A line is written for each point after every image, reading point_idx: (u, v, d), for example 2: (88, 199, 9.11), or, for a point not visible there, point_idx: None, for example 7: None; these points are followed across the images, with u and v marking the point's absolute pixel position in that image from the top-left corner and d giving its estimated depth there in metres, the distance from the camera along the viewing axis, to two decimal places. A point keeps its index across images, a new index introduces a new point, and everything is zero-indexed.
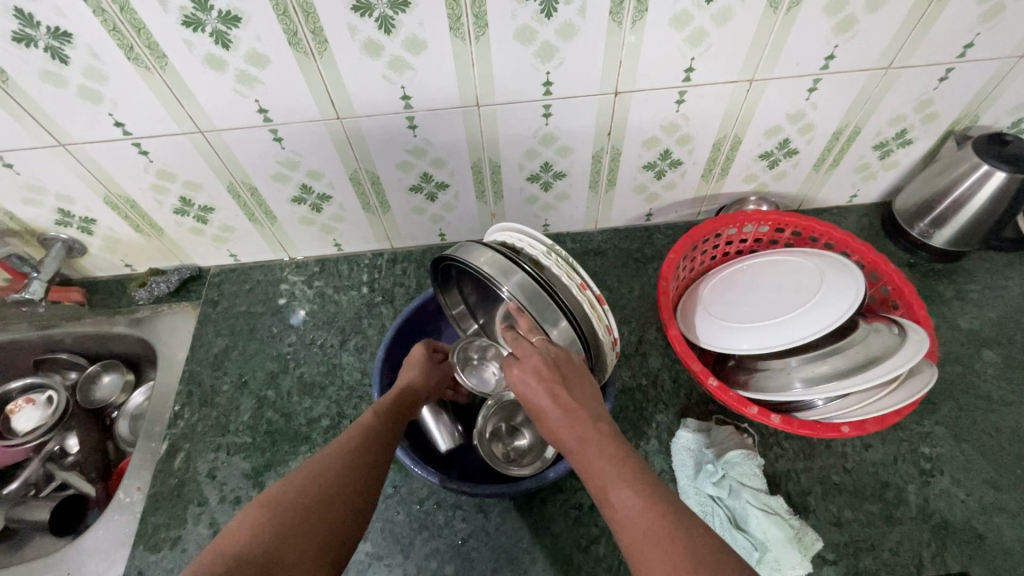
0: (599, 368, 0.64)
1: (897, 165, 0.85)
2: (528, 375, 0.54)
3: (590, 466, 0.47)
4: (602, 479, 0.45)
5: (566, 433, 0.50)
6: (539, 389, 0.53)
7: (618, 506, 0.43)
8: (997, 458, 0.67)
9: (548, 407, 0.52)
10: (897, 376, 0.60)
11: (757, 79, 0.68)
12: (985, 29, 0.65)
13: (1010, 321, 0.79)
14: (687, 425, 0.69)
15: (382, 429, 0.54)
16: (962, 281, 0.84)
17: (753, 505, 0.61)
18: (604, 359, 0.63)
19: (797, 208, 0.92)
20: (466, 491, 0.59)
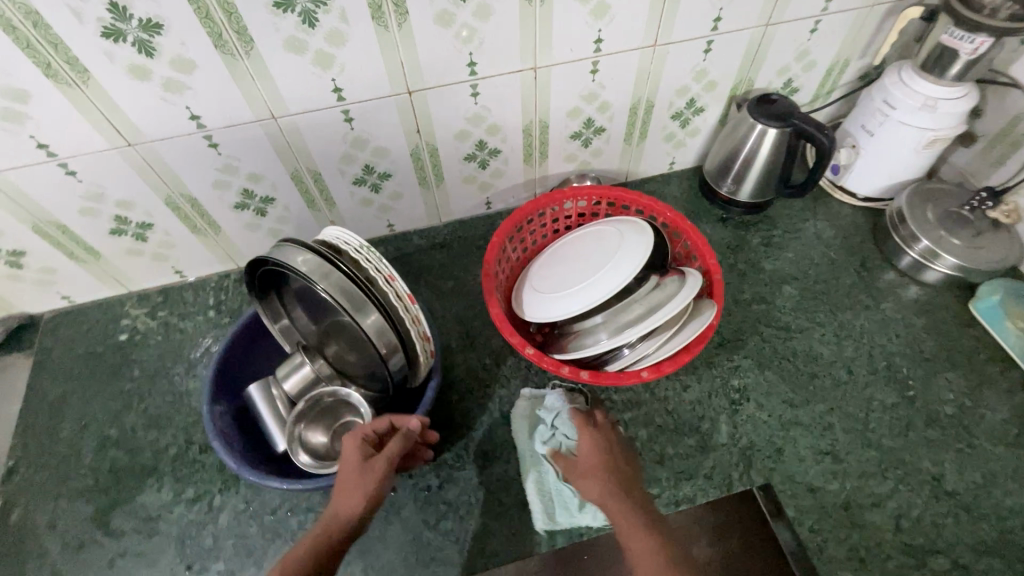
0: (414, 370, 0.66)
1: (700, 131, 0.93)
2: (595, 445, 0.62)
3: (626, 524, 0.54)
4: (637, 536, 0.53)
5: (604, 492, 0.57)
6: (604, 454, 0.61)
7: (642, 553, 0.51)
8: (793, 379, 0.76)
9: (609, 461, 0.60)
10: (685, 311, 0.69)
11: (540, 66, 0.74)
12: (727, 4, 0.73)
13: (806, 258, 0.89)
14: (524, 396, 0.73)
15: None
16: (767, 228, 0.93)
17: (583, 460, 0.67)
18: (419, 361, 0.65)
19: (625, 181, 0.99)
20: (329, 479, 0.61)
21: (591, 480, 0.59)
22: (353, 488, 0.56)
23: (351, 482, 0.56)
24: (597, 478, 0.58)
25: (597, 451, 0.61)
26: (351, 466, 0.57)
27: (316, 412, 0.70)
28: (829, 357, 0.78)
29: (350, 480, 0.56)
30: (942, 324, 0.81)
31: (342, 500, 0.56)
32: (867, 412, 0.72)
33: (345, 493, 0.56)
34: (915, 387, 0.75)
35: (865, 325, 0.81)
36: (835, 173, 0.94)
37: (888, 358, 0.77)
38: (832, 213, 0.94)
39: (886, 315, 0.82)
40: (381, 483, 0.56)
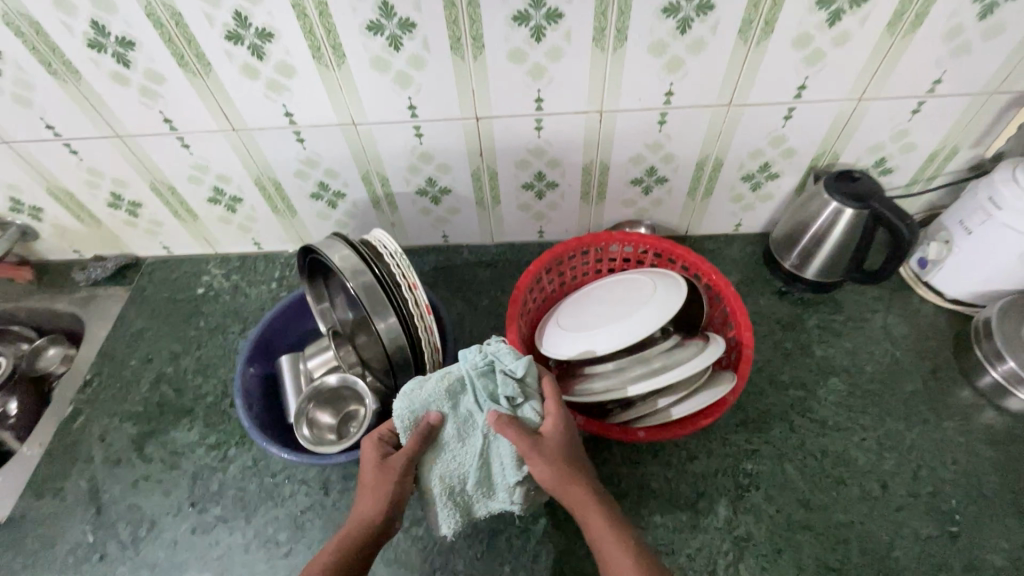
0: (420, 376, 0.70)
1: (772, 198, 0.89)
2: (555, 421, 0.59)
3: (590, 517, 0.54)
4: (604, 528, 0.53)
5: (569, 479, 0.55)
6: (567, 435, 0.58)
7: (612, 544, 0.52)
8: (815, 479, 0.70)
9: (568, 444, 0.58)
10: (700, 377, 0.67)
11: (606, 110, 0.75)
12: (813, 73, 0.70)
13: (864, 352, 0.81)
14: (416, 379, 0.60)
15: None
16: (828, 311, 0.87)
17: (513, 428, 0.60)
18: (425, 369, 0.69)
19: (684, 234, 0.97)
20: (323, 460, 0.65)
21: (548, 461, 0.55)
22: (374, 495, 0.55)
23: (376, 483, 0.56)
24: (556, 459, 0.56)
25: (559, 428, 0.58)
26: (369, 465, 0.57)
27: (330, 395, 0.77)
28: (864, 465, 0.70)
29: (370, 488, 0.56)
30: (1015, 462, 0.70)
31: (366, 506, 0.55)
32: (893, 538, 0.65)
33: (368, 500, 0.56)
34: (961, 523, 0.66)
35: (917, 440, 0.72)
36: (922, 267, 0.86)
37: (935, 484, 0.68)
38: (909, 309, 0.85)
39: (946, 436, 0.72)
40: (402, 488, 0.56)
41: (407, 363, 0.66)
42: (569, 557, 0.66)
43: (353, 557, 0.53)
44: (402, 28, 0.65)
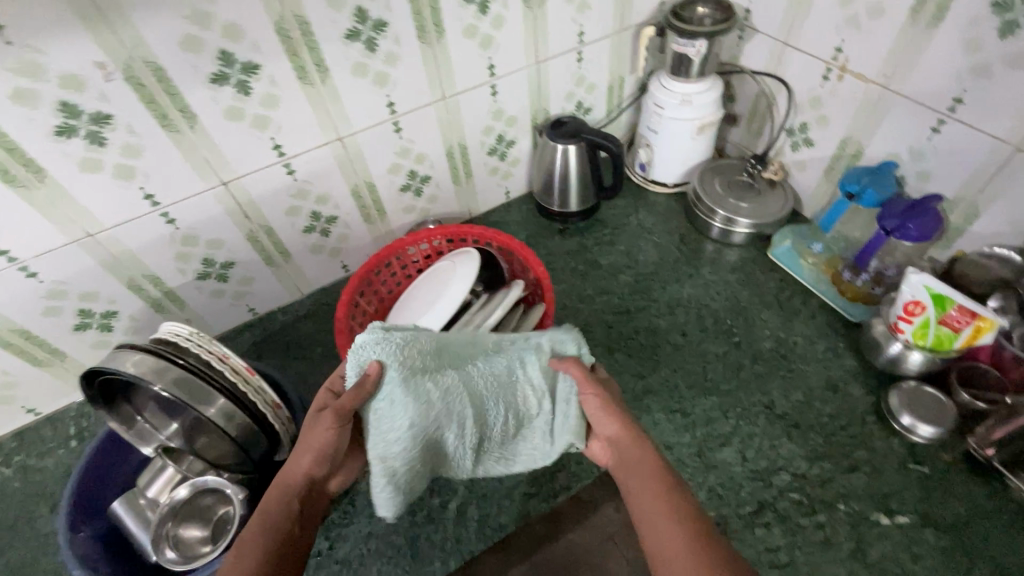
0: (277, 440, 0.70)
1: (519, 160, 1.05)
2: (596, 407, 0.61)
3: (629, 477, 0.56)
4: (640, 494, 0.54)
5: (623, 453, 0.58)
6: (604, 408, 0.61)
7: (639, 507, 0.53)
8: (638, 353, 0.85)
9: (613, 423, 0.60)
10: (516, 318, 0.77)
11: (344, 135, 0.81)
12: (492, 53, 0.85)
13: (633, 248, 1.00)
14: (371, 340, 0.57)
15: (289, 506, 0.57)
16: (599, 229, 1.05)
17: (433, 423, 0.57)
18: (277, 428, 0.69)
19: (470, 217, 1.08)
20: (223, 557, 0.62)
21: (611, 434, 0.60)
22: (303, 454, 0.59)
23: (314, 427, 0.59)
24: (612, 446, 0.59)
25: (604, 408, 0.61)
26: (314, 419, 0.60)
27: (189, 507, 0.71)
28: (666, 327, 0.88)
29: (301, 446, 0.59)
30: (752, 276, 0.94)
31: (297, 463, 0.59)
32: (703, 366, 0.83)
33: (300, 454, 0.59)
34: (738, 333, 0.86)
35: (690, 292, 0.92)
36: (644, 169, 1.08)
37: (713, 315, 0.89)
38: (650, 203, 1.08)
39: (707, 280, 0.94)
40: (340, 432, 0.59)
41: (257, 431, 0.66)
42: (487, 521, 0.71)
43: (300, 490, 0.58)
44: (96, 122, 0.63)
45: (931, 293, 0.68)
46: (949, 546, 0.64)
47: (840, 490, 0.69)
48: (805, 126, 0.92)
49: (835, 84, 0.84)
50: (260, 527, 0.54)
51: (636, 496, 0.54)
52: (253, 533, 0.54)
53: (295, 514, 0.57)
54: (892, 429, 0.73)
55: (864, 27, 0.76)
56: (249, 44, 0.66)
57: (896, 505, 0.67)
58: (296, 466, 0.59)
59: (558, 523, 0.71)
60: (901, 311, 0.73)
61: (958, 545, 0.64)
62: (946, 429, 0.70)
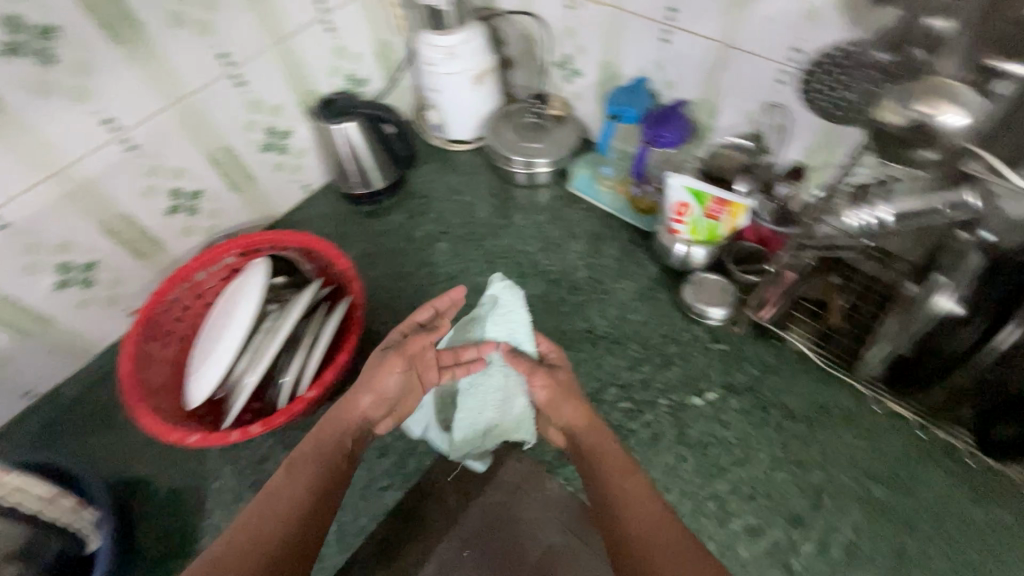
0: (66, 533, 0.60)
1: (305, 150, 0.97)
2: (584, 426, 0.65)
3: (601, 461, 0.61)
4: (649, 504, 0.56)
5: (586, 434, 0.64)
6: (570, 397, 0.66)
7: (642, 525, 0.54)
8: (467, 316, 0.86)
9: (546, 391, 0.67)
10: (320, 317, 0.73)
11: (59, 168, 0.69)
12: (218, 40, 0.76)
13: (446, 213, 0.99)
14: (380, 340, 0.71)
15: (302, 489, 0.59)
16: (410, 201, 1.02)
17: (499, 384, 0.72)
18: (60, 520, 0.60)
19: (270, 222, 1.00)
20: None
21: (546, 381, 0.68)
22: (343, 417, 0.65)
23: (371, 369, 0.67)
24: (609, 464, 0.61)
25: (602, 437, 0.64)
26: (376, 360, 0.68)
27: None
28: (488, 283, 0.90)
29: (362, 388, 0.66)
30: (559, 212, 0.97)
31: (351, 406, 0.66)
32: (528, 311, 0.86)
33: (353, 400, 0.66)
34: (554, 269, 0.90)
35: (506, 243, 0.94)
36: (440, 131, 1.05)
37: (530, 259, 0.92)
38: (455, 163, 1.06)
39: (520, 226, 0.96)
40: (395, 373, 0.67)
41: (30, 534, 0.58)
42: (346, 528, 0.70)
43: (320, 477, 0.60)
44: None
45: (689, 191, 0.76)
46: (748, 405, 0.74)
47: (659, 386, 0.76)
48: (568, 57, 0.95)
49: (578, 12, 0.87)
50: (288, 479, 0.59)
51: (637, 517, 0.55)
52: (282, 484, 0.59)
53: (324, 471, 0.61)
54: (692, 319, 0.81)
55: None
56: None
57: (704, 385, 0.76)
58: (357, 404, 0.66)
59: (415, 506, 0.72)
60: (673, 214, 0.80)
61: (755, 402, 0.74)
62: (731, 307, 0.79)
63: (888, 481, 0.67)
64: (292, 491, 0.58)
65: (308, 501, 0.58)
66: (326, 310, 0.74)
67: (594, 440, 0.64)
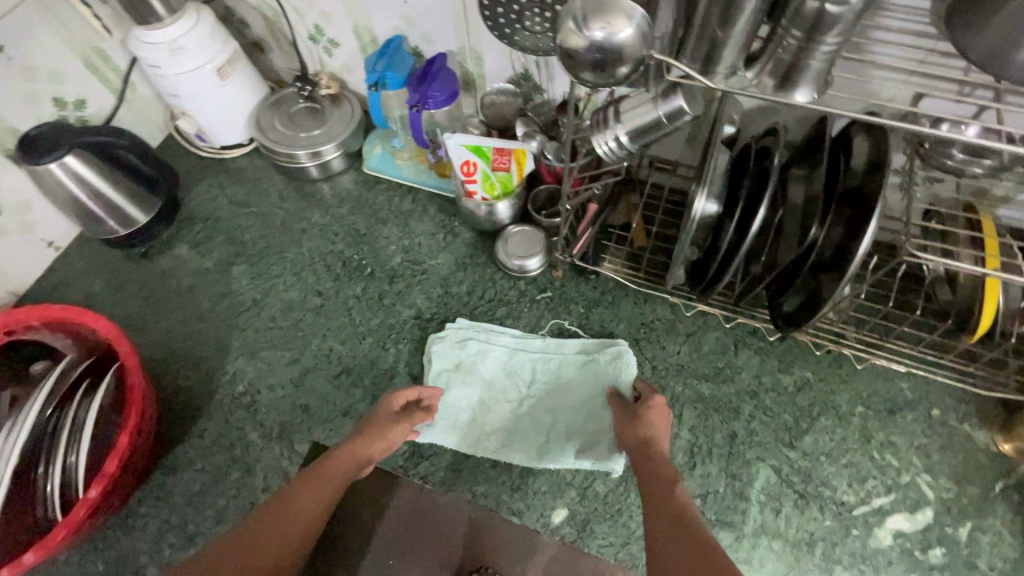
0: None
1: (30, 202, 0.79)
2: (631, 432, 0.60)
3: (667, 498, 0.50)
4: (680, 510, 0.48)
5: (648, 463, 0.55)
6: (655, 460, 0.55)
7: (661, 524, 0.47)
8: (284, 339, 0.78)
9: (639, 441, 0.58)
10: (77, 395, 0.62)
11: None
12: None
13: (237, 231, 0.88)
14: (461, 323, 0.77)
15: (309, 505, 0.55)
16: (189, 228, 0.88)
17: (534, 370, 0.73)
18: None
19: (14, 298, 0.82)
20: None
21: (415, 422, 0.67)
22: (356, 455, 0.60)
23: (386, 423, 0.63)
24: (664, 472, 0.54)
25: (658, 437, 0.59)
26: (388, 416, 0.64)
27: None
28: (300, 297, 0.81)
29: (373, 433, 0.62)
30: (362, 200, 0.90)
31: (365, 450, 0.61)
32: (349, 315, 0.79)
33: (363, 443, 0.61)
34: (369, 263, 0.84)
35: (312, 247, 0.86)
36: (204, 140, 0.92)
37: (341, 258, 0.84)
38: (234, 172, 0.93)
39: (321, 225, 0.88)
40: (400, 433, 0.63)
41: None
42: None
43: (322, 503, 0.56)
44: None
45: (468, 148, 0.73)
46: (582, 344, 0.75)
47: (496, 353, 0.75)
48: (319, 28, 0.85)
49: None
50: (298, 496, 0.55)
51: (655, 520, 0.47)
52: (291, 500, 0.55)
53: (331, 498, 0.57)
54: (514, 276, 0.80)
55: None
56: None
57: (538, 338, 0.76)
58: (367, 446, 0.61)
59: None
60: (463, 176, 0.76)
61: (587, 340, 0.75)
62: (545, 255, 0.78)
63: (711, 375, 0.72)
64: (305, 498, 0.55)
65: (309, 509, 0.55)
66: (82, 384, 0.63)
67: (645, 435, 0.59)
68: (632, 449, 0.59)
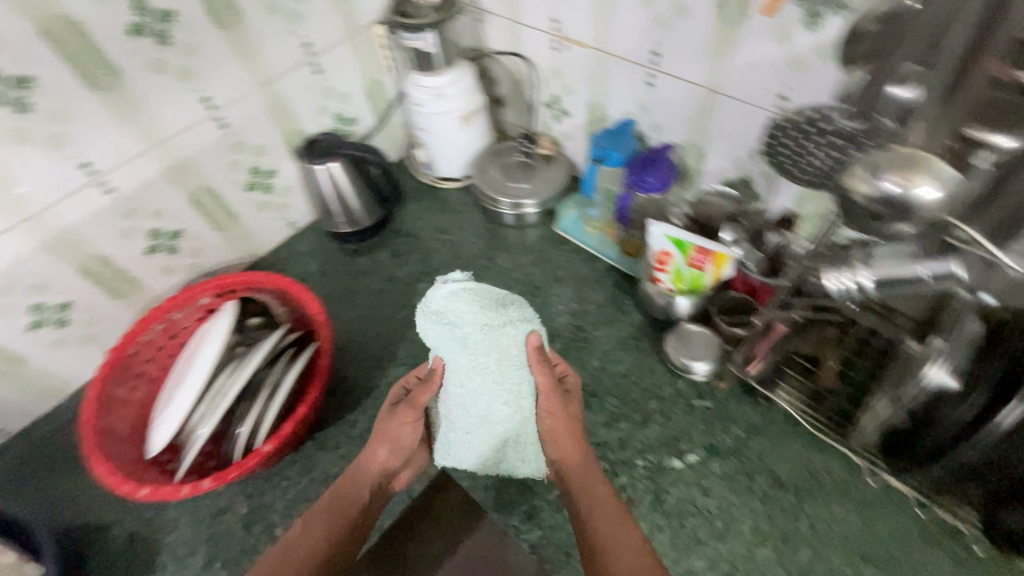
0: None
1: (290, 189, 0.96)
2: (552, 415, 0.61)
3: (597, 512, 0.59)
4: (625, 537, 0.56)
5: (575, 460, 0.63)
6: (573, 459, 0.63)
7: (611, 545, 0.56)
8: None
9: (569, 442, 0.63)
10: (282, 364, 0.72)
11: (34, 212, 0.69)
12: (201, 85, 0.77)
13: (431, 252, 0.98)
14: (460, 275, 0.54)
15: (333, 522, 0.62)
16: (393, 240, 1.00)
17: (491, 358, 0.52)
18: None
19: (255, 258, 0.99)
20: None
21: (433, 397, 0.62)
22: (365, 470, 0.65)
23: (388, 423, 0.66)
24: (599, 496, 0.61)
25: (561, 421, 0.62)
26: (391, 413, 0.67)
27: None
28: None
29: (376, 439, 0.66)
30: (545, 254, 0.95)
31: (374, 459, 0.66)
32: None
33: (368, 459, 0.66)
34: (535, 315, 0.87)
35: (488, 286, 0.92)
36: (430, 169, 1.05)
37: None
38: (443, 202, 1.05)
39: (502, 268, 0.94)
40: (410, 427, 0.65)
41: None
42: None
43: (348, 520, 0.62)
44: None
45: (671, 240, 0.72)
46: (732, 470, 0.69)
47: (638, 445, 0.72)
48: (557, 97, 0.93)
49: (564, 53, 0.85)
50: (323, 517, 0.62)
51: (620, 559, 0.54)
52: (315, 523, 0.61)
53: (352, 518, 0.63)
54: (675, 372, 0.78)
55: None
56: None
57: (684, 446, 0.72)
58: (375, 457, 0.65)
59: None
60: (655, 262, 0.76)
61: (738, 467, 0.70)
62: (716, 363, 0.75)
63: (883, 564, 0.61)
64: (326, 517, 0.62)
65: (332, 525, 0.61)
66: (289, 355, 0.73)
67: (573, 439, 0.63)
68: (562, 451, 0.63)
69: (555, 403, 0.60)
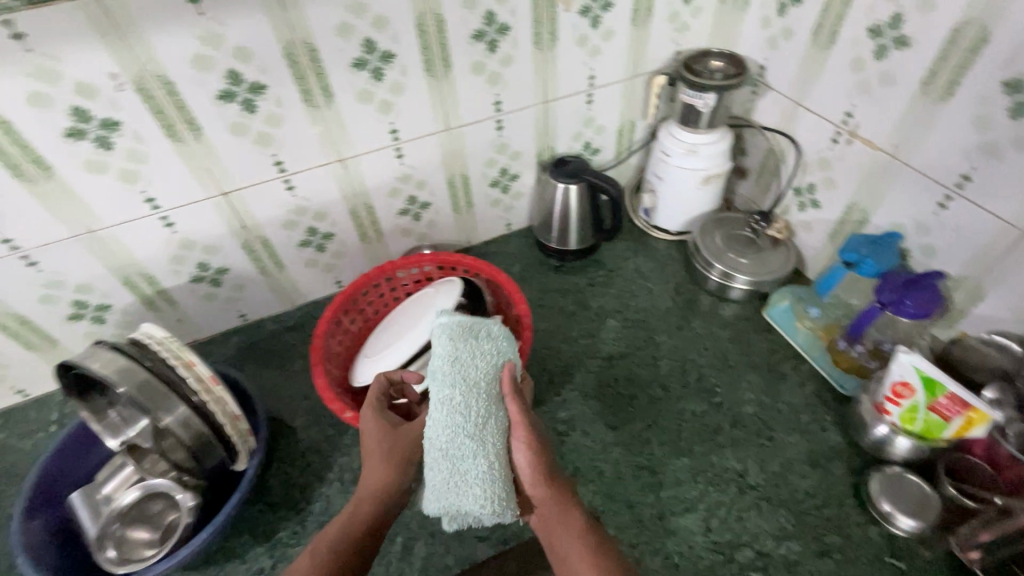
0: (231, 452, 0.70)
1: (522, 195, 1.04)
2: (523, 443, 0.60)
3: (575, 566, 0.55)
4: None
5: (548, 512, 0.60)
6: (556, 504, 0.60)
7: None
8: (615, 403, 0.83)
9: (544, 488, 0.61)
10: None
11: (345, 157, 0.82)
12: (500, 90, 0.86)
13: (627, 293, 0.99)
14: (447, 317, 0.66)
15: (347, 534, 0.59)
16: (593, 270, 1.04)
17: (461, 384, 0.58)
18: (232, 441, 0.70)
19: (469, 244, 1.08)
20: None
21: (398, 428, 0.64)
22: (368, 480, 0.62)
23: (373, 430, 0.64)
24: (566, 538, 0.57)
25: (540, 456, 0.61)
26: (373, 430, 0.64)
27: (138, 511, 0.71)
28: (647, 379, 0.86)
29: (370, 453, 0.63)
30: (745, 335, 0.91)
31: (375, 471, 0.62)
32: (679, 425, 0.80)
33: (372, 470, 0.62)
34: (721, 393, 0.84)
35: (677, 346, 0.90)
36: (648, 215, 1.07)
37: (697, 371, 0.86)
38: (650, 249, 1.06)
39: (695, 333, 0.92)
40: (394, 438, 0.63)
41: (213, 450, 0.68)
42: (433, 559, 0.70)
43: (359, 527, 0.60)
44: (105, 128, 0.66)
45: (921, 376, 0.64)
46: None
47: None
48: (813, 186, 0.90)
49: (844, 149, 0.82)
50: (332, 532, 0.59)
51: None
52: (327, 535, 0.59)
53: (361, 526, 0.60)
54: (870, 514, 0.70)
55: (876, 94, 0.75)
56: (258, 66, 0.69)
57: None
58: (374, 471, 0.62)
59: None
60: (889, 392, 0.68)
61: None
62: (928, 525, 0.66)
63: None
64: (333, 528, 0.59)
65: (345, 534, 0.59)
66: None
67: (553, 486, 0.60)
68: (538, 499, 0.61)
69: (525, 432, 0.60)
